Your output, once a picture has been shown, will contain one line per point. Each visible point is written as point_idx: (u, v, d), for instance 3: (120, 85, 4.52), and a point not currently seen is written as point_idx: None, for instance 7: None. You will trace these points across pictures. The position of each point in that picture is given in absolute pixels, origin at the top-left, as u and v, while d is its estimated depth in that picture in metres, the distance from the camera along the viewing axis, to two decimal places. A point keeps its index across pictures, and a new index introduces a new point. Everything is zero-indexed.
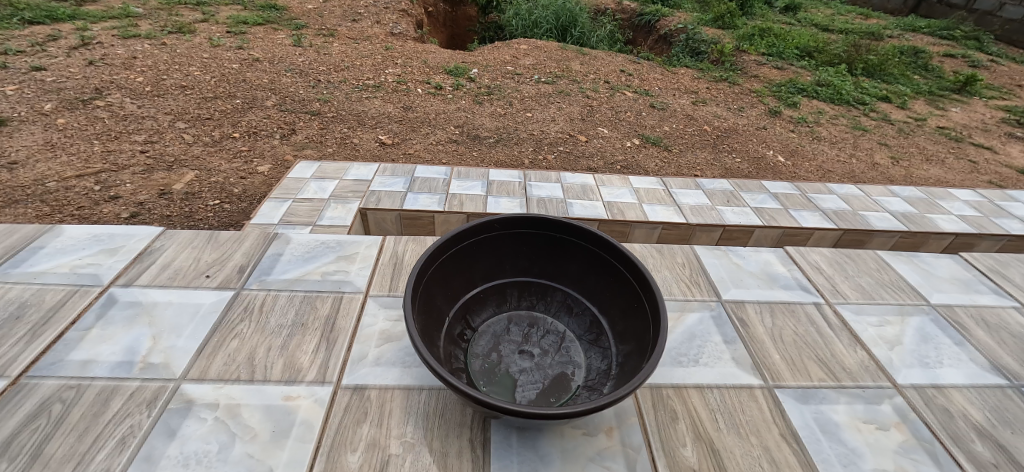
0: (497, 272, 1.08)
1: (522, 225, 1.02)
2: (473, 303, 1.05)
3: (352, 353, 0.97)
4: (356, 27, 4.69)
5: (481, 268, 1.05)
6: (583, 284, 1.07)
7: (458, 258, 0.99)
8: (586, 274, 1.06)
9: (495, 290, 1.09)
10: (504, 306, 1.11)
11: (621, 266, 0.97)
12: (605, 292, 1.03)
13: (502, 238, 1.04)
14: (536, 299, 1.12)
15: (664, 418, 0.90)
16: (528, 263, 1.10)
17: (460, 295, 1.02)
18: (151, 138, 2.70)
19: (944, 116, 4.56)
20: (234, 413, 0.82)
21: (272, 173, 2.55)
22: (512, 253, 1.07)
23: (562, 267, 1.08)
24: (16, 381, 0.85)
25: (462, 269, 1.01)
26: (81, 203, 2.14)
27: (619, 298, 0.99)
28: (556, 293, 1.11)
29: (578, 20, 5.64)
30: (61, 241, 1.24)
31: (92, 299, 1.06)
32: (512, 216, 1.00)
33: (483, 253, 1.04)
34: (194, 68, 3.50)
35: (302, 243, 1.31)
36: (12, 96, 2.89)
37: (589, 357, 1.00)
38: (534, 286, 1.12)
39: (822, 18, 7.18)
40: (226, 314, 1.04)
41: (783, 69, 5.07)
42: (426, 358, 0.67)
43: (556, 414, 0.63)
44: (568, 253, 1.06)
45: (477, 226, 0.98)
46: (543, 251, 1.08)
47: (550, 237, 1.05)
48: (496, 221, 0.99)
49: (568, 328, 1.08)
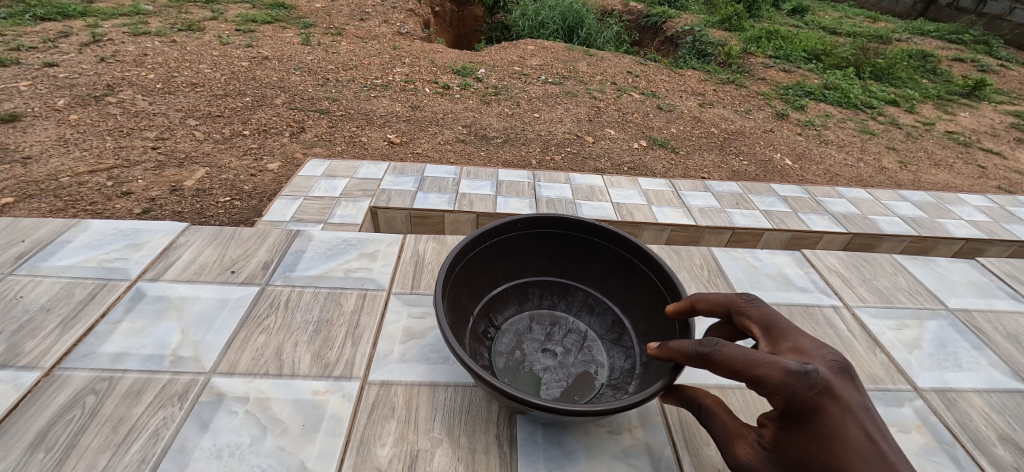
0: (520, 271, 1.10)
1: (546, 223, 1.04)
2: (496, 302, 1.06)
3: (377, 349, 0.98)
4: (364, 27, 4.71)
5: (504, 267, 1.06)
6: (605, 282, 1.08)
7: (481, 257, 0.99)
8: (607, 273, 1.07)
9: (517, 288, 1.10)
10: (526, 305, 1.12)
11: (642, 264, 0.97)
12: (627, 292, 1.03)
13: (525, 238, 1.05)
14: (557, 299, 1.13)
15: (687, 417, 0.90)
16: (550, 262, 1.11)
17: (482, 293, 1.03)
18: (163, 135, 2.73)
19: (953, 120, 4.54)
20: (264, 406, 0.84)
21: (282, 170, 2.57)
22: (533, 252, 1.09)
23: (584, 267, 1.10)
24: (50, 373, 0.87)
25: (485, 268, 1.02)
26: (94, 198, 2.16)
27: (642, 298, 0.99)
28: (577, 293, 1.12)
29: (585, 21, 5.68)
30: (88, 235, 1.26)
31: (121, 294, 1.07)
32: (536, 216, 1.02)
33: (506, 251, 1.05)
34: (204, 65, 3.53)
35: (323, 240, 1.33)
36: (25, 92, 2.92)
37: (612, 356, 1.01)
38: (555, 286, 1.13)
39: (830, 20, 7.17)
40: (252, 309, 1.06)
41: (790, 71, 5.06)
42: (454, 350, 0.69)
43: (583, 410, 0.63)
44: (590, 253, 1.07)
45: (502, 226, 0.99)
46: (564, 251, 1.09)
47: (572, 235, 1.06)
48: (519, 221, 1.00)
49: (590, 326, 1.09)
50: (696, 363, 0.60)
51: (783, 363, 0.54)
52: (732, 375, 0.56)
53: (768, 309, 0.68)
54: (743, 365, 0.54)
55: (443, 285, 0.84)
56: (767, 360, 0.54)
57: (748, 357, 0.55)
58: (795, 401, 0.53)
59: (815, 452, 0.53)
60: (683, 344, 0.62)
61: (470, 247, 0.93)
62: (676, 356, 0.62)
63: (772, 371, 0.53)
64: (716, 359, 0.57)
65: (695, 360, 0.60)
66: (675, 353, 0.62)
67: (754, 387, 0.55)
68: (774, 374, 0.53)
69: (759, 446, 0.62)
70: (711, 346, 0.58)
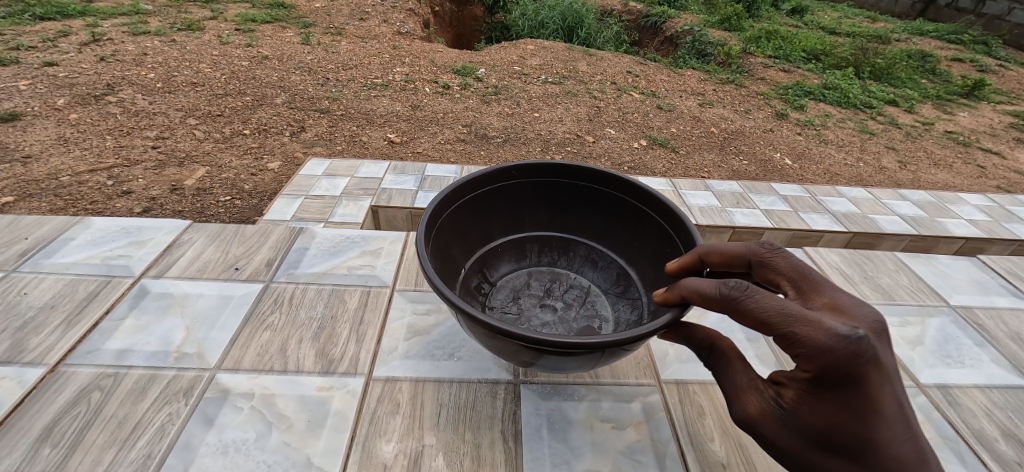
0: (518, 226, 1.11)
1: (542, 171, 1.03)
2: (492, 258, 1.08)
3: (381, 346, 0.98)
4: (363, 26, 4.70)
5: (500, 222, 1.07)
6: (607, 234, 1.08)
7: (473, 210, 1.00)
8: (611, 226, 1.07)
9: (515, 244, 1.12)
10: (524, 262, 1.14)
11: (648, 209, 0.97)
12: (632, 243, 1.03)
13: (520, 188, 1.05)
14: (558, 255, 1.15)
15: (691, 413, 0.91)
16: (550, 216, 1.11)
17: (477, 249, 1.04)
18: (163, 134, 2.72)
19: (952, 120, 4.54)
20: (269, 402, 0.84)
21: (282, 169, 2.57)
22: (531, 206, 1.09)
23: (585, 219, 1.10)
24: (54, 369, 0.87)
25: (479, 221, 1.03)
26: (94, 198, 2.15)
27: (649, 248, 0.99)
28: (580, 247, 1.13)
29: (584, 21, 5.68)
30: (91, 233, 1.26)
31: (125, 290, 1.07)
32: (530, 163, 1.01)
33: (501, 204, 1.05)
34: (204, 65, 3.53)
35: (327, 238, 1.32)
36: (24, 91, 2.92)
37: (616, 310, 1.03)
38: (555, 242, 1.14)
39: (829, 20, 7.18)
40: (257, 305, 1.06)
41: (790, 71, 5.07)
42: (449, 295, 0.65)
43: (589, 342, 0.59)
44: (591, 202, 1.07)
45: (495, 174, 0.98)
46: (564, 202, 1.09)
47: (570, 183, 1.05)
48: (513, 168, 1.00)
49: (593, 282, 1.11)
50: (721, 309, 0.56)
51: (832, 325, 0.50)
52: (766, 327, 0.52)
53: (797, 260, 0.64)
54: (783, 319, 0.51)
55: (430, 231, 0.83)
56: (812, 320, 0.50)
57: (792, 313, 0.51)
58: (841, 368, 0.49)
59: (840, 416, 0.52)
60: (707, 286, 0.58)
61: (459, 196, 0.93)
62: (699, 301, 0.58)
63: (820, 334, 0.49)
64: (750, 308, 0.53)
65: (723, 306, 0.55)
66: (698, 298, 0.58)
67: (789, 346, 0.52)
68: (820, 337, 0.49)
69: (774, 404, 0.58)
70: (743, 292, 0.54)
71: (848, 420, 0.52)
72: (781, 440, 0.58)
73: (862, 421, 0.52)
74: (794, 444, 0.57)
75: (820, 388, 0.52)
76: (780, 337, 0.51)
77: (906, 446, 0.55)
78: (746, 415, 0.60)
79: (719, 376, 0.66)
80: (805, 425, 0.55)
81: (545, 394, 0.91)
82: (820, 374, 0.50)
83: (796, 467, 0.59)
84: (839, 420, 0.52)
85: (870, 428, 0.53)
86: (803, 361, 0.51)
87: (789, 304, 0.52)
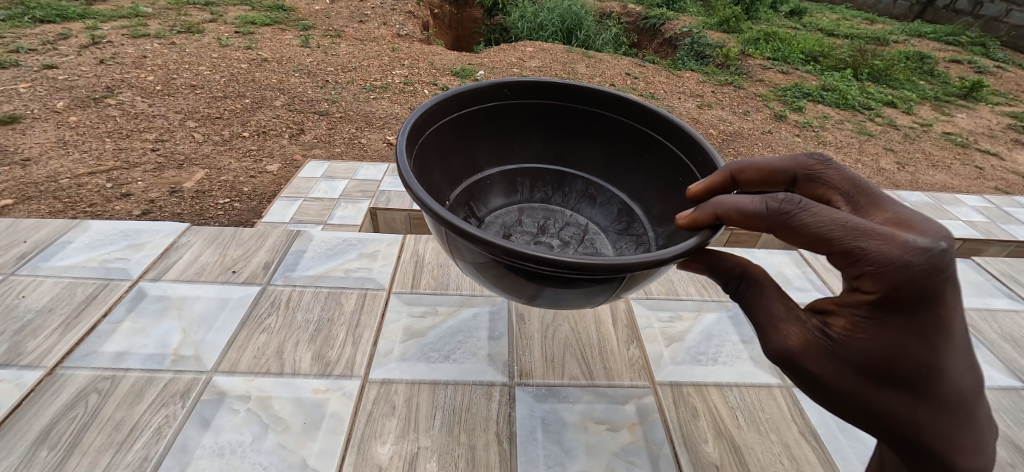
0: (508, 156, 1.06)
1: (537, 93, 0.98)
2: (480, 191, 1.03)
3: (378, 348, 0.99)
4: (363, 28, 4.72)
5: (488, 150, 1.02)
6: (607, 167, 1.04)
7: (462, 131, 0.95)
8: (612, 157, 1.03)
9: (505, 177, 1.07)
10: (515, 197, 1.09)
11: (655, 135, 0.93)
12: (637, 175, 0.99)
13: (513, 111, 1.00)
14: (552, 191, 1.10)
15: (685, 414, 0.91)
16: (544, 147, 1.06)
17: (464, 179, 0.99)
18: (162, 136, 2.73)
19: (950, 121, 4.56)
20: (266, 404, 0.85)
21: (281, 172, 2.58)
22: (524, 133, 1.04)
23: (583, 151, 1.05)
24: (52, 372, 0.88)
25: (466, 146, 0.98)
26: (93, 200, 2.16)
27: (656, 178, 0.95)
28: (576, 182, 1.08)
29: (583, 23, 5.70)
30: (90, 236, 1.26)
31: (123, 293, 1.08)
32: (523, 82, 0.96)
33: (490, 129, 1.00)
34: (203, 67, 3.53)
35: (324, 240, 1.33)
36: (24, 94, 2.92)
37: (620, 247, 0.98)
38: (549, 176, 1.09)
39: (828, 22, 7.20)
40: (254, 308, 1.06)
41: (788, 73, 5.09)
42: (441, 211, 0.57)
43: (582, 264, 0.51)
44: (591, 130, 1.03)
45: (487, 91, 0.93)
46: (560, 129, 1.04)
47: (569, 107, 1.01)
48: (505, 87, 0.95)
49: (592, 219, 1.07)
50: (768, 228, 0.48)
51: (911, 237, 0.41)
52: (824, 242, 0.44)
53: (852, 173, 0.57)
54: (848, 234, 0.43)
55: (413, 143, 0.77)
56: (886, 232, 0.42)
57: (857, 226, 0.43)
58: (921, 287, 0.40)
59: (907, 342, 0.44)
60: (749, 201, 0.50)
61: (446, 112, 0.87)
62: (739, 219, 0.51)
63: (896, 247, 0.41)
64: (805, 223, 0.45)
65: (772, 224, 0.48)
66: (739, 217, 0.51)
67: (853, 263, 0.43)
68: (894, 252, 0.41)
69: (822, 334, 0.49)
70: (796, 206, 0.47)
71: (916, 349, 0.44)
72: (826, 375, 0.49)
73: (934, 349, 0.44)
74: (843, 378, 0.48)
75: (888, 311, 0.43)
76: (842, 252, 0.43)
77: (968, 375, 0.48)
78: (784, 347, 0.51)
79: (749, 306, 0.56)
80: (860, 356, 0.46)
81: (540, 396, 0.91)
82: (891, 294, 0.42)
83: (844, 405, 0.51)
84: (905, 348, 0.44)
85: (939, 355, 0.45)
86: (868, 281, 0.43)
87: (853, 217, 0.44)
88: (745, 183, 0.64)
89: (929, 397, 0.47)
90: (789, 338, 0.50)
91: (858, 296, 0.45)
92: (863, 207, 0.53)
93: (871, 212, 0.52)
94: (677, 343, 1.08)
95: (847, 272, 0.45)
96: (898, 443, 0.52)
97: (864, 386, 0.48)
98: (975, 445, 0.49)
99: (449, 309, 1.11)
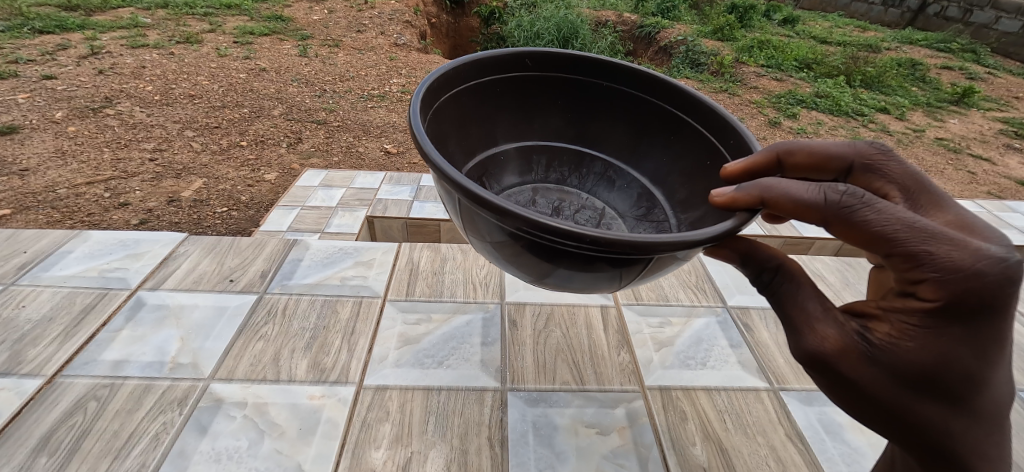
0: (525, 132, 1.04)
1: (560, 65, 0.96)
2: (496, 167, 1.02)
3: (372, 354, 1.01)
4: (360, 38, 4.77)
5: (505, 125, 1.01)
6: (628, 149, 1.03)
7: (480, 100, 0.94)
8: (635, 140, 1.01)
9: (522, 155, 1.06)
10: (530, 176, 1.08)
11: (681, 115, 0.91)
12: (661, 160, 0.97)
13: (533, 84, 0.99)
14: (570, 172, 1.09)
15: (673, 417, 0.93)
16: (564, 125, 1.05)
17: (479, 151, 0.98)
18: (160, 146, 2.76)
19: (943, 127, 4.62)
20: (262, 410, 0.86)
21: (279, 180, 2.61)
22: (543, 109, 1.03)
23: (603, 130, 1.04)
24: (51, 380, 0.89)
25: (483, 119, 0.96)
26: (91, 210, 2.18)
27: (682, 163, 0.93)
28: (595, 164, 1.07)
29: (579, 32, 5.78)
30: (89, 246, 1.28)
31: (121, 302, 1.09)
32: (546, 53, 0.95)
33: (508, 102, 0.99)
34: (202, 77, 3.57)
35: (320, 249, 1.35)
36: (23, 104, 2.95)
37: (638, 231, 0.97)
38: (567, 156, 1.08)
39: (820, 30, 7.31)
40: (251, 316, 1.08)
41: (782, 80, 5.16)
42: (458, 179, 0.55)
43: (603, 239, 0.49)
44: (613, 108, 1.01)
45: (508, 61, 0.92)
46: (580, 106, 1.02)
47: (591, 83, 0.99)
48: (527, 57, 0.94)
49: (609, 203, 1.06)
50: (822, 220, 0.47)
51: (984, 247, 0.42)
52: (887, 242, 0.44)
53: (913, 168, 0.56)
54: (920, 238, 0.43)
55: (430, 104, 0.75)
56: (958, 240, 0.42)
57: (924, 228, 0.43)
58: (985, 296, 0.42)
59: (959, 350, 0.45)
60: (807, 188, 0.47)
61: (466, 77, 0.86)
62: (789, 207, 0.48)
63: (968, 255, 0.42)
64: (870, 219, 0.45)
65: (828, 216, 0.46)
66: (790, 203, 0.48)
67: (915, 266, 0.44)
68: (965, 260, 0.42)
69: (863, 338, 0.50)
70: (860, 200, 0.46)
71: (965, 357, 0.45)
72: (864, 377, 0.50)
73: (983, 358, 0.45)
74: (879, 383, 0.49)
75: (945, 321, 0.44)
76: (905, 255, 0.44)
77: (1004, 389, 0.49)
78: (819, 349, 0.50)
79: (780, 303, 0.55)
80: (902, 362, 0.47)
81: (532, 400, 0.93)
82: (953, 301, 0.43)
83: (875, 409, 0.52)
84: (953, 357, 0.45)
85: (986, 367, 0.46)
86: (928, 288, 0.44)
87: (918, 219, 0.44)
88: (791, 166, 0.62)
89: (966, 407, 0.48)
90: (826, 339, 0.50)
91: (911, 302, 0.46)
92: (923, 206, 0.53)
93: (931, 212, 0.53)
94: (666, 347, 1.10)
95: (905, 275, 0.45)
96: (918, 448, 0.54)
97: (903, 391, 0.49)
98: (1000, 457, 0.51)
99: (443, 316, 1.13)
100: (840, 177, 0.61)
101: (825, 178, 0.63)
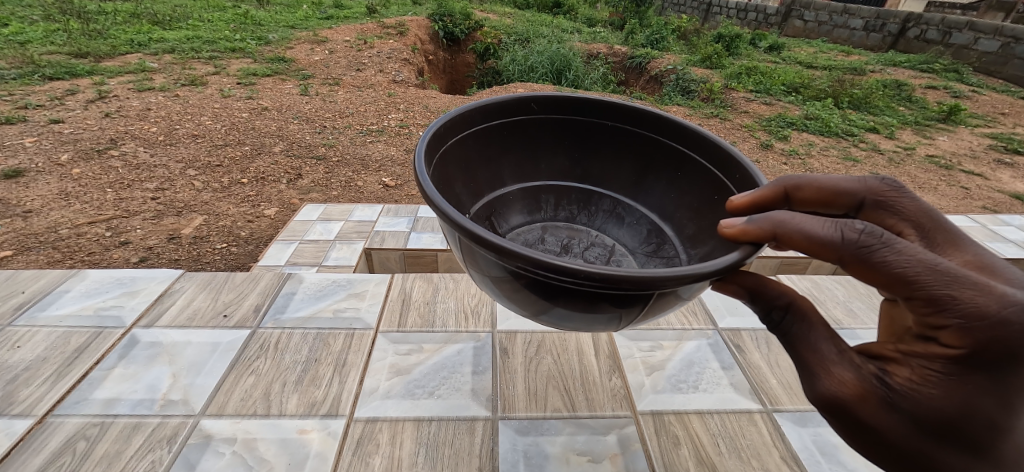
0: (530, 173, 1.08)
1: (564, 107, 1.01)
2: (504, 207, 1.06)
3: (363, 386, 1.01)
4: (359, 76, 4.95)
5: (511, 166, 1.05)
6: (635, 185, 1.06)
7: (485, 143, 0.98)
8: (640, 176, 1.04)
9: (528, 194, 1.09)
10: (537, 215, 1.11)
11: (687, 150, 0.94)
12: (669, 195, 1.00)
13: (538, 126, 1.03)
14: (577, 210, 1.12)
15: (666, 443, 0.92)
16: (571, 164, 1.09)
17: (485, 191, 1.01)
18: (163, 185, 2.82)
19: (933, 144, 4.72)
20: (251, 446, 0.86)
21: (279, 215, 2.65)
22: (549, 149, 1.07)
23: (609, 167, 1.07)
24: (42, 420, 0.90)
25: (488, 161, 1.00)
26: (92, 249, 2.21)
27: (689, 198, 0.95)
28: (603, 201, 1.10)
29: (572, 64, 5.97)
30: (86, 285, 1.30)
31: (115, 341, 1.10)
32: (550, 96, 0.99)
33: (515, 142, 1.03)
34: (205, 117, 3.68)
35: (314, 282, 1.36)
36: (30, 148, 3.03)
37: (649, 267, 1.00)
38: (574, 194, 1.11)
39: (805, 56, 7.58)
40: (243, 351, 1.09)
41: (771, 104, 5.30)
42: (463, 224, 0.57)
43: (604, 275, 0.49)
44: (619, 145, 1.04)
45: (512, 104, 0.97)
46: (586, 147, 1.07)
47: (597, 123, 1.03)
48: (532, 101, 0.98)
49: (619, 240, 1.09)
50: (840, 259, 0.47)
51: (1009, 292, 0.42)
52: (909, 284, 0.45)
53: (926, 204, 0.58)
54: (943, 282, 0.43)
55: (435, 152, 0.79)
56: (982, 286, 0.43)
57: (947, 271, 0.44)
58: (1011, 344, 0.42)
59: (980, 398, 0.46)
60: (823, 225, 0.47)
61: (470, 122, 0.90)
62: (803, 244, 0.48)
63: (992, 302, 0.42)
64: (889, 260, 0.45)
65: (845, 254, 0.46)
66: (804, 240, 0.48)
67: (938, 311, 0.44)
68: (990, 306, 0.42)
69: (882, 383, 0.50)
70: (879, 240, 0.46)
71: (989, 405, 0.46)
72: (883, 422, 0.50)
73: (1007, 408, 0.46)
74: (899, 428, 0.50)
75: (969, 368, 0.45)
76: (927, 299, 0.44)
77: None
78: (835, 393, 0.51)
79: (792, 339, 0.55)
80: (922, 408, 0.48)
81: (522, 429, 0.93)
82: (978, 350, 0.43)
83: (897, 454, 0.52)
84: (975, 405, 0.46)
85: (1010, 417, 0.47)
86: (951, 334, 0.45)
87: (938, 260, 0.45)
88: (799, 200, 0.63)
89: (988, 456, 0.49)
90: (843, 383, 0.51)
91: (933, 348, 0.47)
92: (939, 244, 0.55)
93: (949, 251, 0.54)
94: (657, 371, 1.10)
95: (926, 320, 0.46)
96: None
97: (923, 438, 0.50)
98: None
99: (434, 346, 1.14)
100: (851, 212, 0.62)
101: (835, 213, 0.64)
